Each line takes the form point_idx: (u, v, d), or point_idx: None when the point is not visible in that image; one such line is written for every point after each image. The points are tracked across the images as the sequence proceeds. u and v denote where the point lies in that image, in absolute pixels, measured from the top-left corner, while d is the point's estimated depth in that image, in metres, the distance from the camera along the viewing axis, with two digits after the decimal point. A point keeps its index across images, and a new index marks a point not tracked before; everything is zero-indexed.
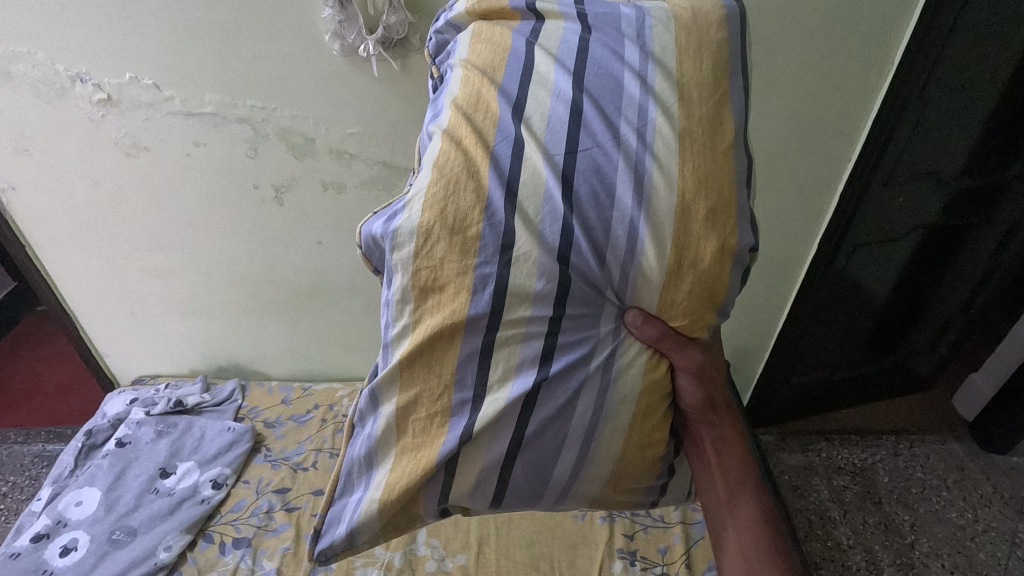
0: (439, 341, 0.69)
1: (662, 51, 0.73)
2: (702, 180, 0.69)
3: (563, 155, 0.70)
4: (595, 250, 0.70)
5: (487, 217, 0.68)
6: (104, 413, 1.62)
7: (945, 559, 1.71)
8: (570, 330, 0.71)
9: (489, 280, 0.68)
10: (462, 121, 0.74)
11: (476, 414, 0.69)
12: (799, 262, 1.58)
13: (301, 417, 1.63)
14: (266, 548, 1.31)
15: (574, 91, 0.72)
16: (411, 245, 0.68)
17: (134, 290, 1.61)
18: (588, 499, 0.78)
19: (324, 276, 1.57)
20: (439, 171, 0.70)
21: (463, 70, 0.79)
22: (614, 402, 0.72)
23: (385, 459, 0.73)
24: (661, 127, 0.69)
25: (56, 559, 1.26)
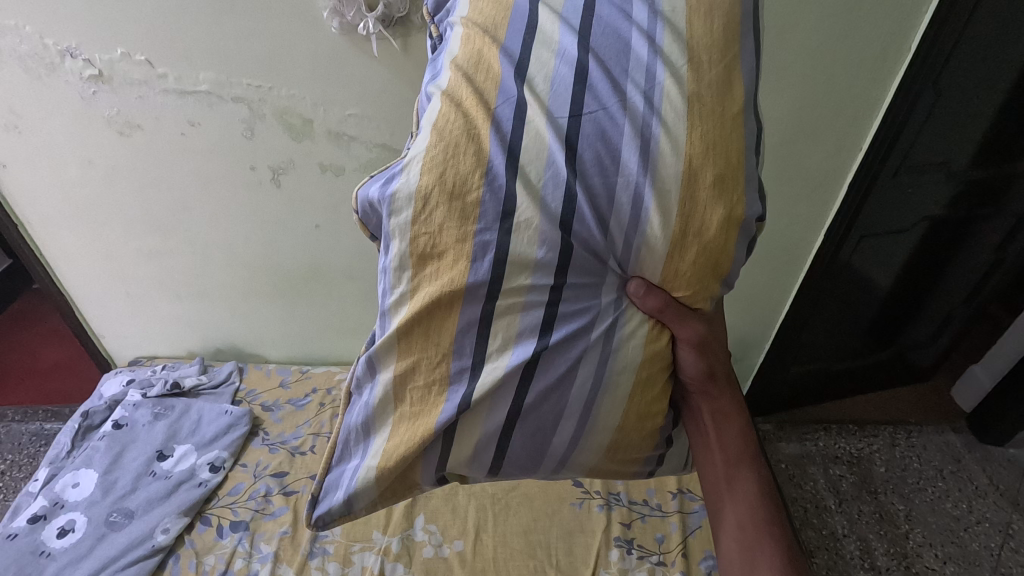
0: (437, 308, 0.68)
1: (672, 9, 0.69)
2: (711, 145, 0.66)
3: (568, 118, 0.67)
4: (598, 218, 0.68)
5: (487, 183, 0.66)
6: (100, 394, 1.61)
7: (939, 549, 1.72)
8: (571, 299, 0.69)
9: (489, 247, 0.66)
10: (462, 81, 0.71)
11: (475, 383, 0.68)
12: (805, 251, 1.56)
13: (300, 401, 1.62)
14: (263, 532, 1.31)
15: (580, 51, 0.69)
16: (409, 210, 0.67)
17: (129, 271, 1.59)
18: (586, 469, 0.77)
19: (323, 260, 1.55)
20: (438, 135, 0.68)
21: (463, 27, 0.76)
22: (614, 372, 0.70)
23: (383, 427, 0.73)
24: (669, 91, 0.66)
25: (54, 540, 1.26)
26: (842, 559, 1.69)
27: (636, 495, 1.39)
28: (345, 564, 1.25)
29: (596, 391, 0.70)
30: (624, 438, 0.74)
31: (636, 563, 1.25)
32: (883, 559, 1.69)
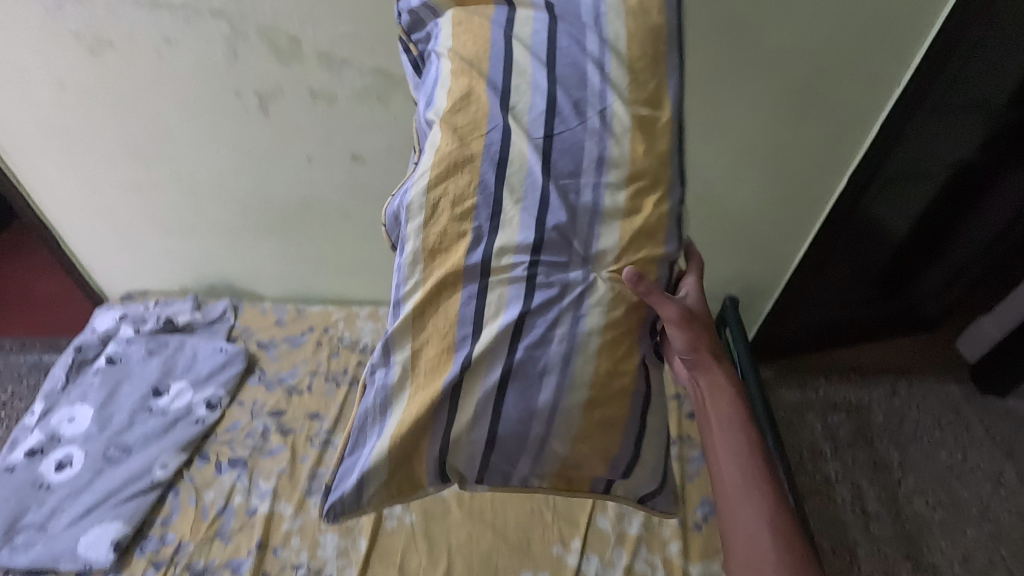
0: (444, 290, 0.70)
1: (615, 37, 0.75)
2: (650, 153, 0.73)
3: (541, 138, 0.73)
4: (565, 215, 0.72)
5: (483, 191, 0.71)
6: (93, 329, 1.58)
7: (930, 496, 1.75)
8: (548, 277, 0.71)
9: (482, 239, 0.70)
10: (457, 105, 0.74)
11: (477, 346, 0.68)
12: (825, 197, 1.47)
13: (296, 340, 1.59)
14: (261, 469, 1.31)
15: (549, 84, 0.74)
16: (421, 216, 0.72)
17: (113, 203, 1.52)
18: (566, 461, 0.72)
19: (316, 195, 1.47)
20: (440, 154, 0.73)
21: (449, 61, 0.78)
22: (582, 342, 0.70)
23: (400, 401, 0.70)
24: (618, 111, 0.73)
25: (52, 473, 1.27)
26: (834, 504, 1.72)
27: None
28: None
29: (562, 361, 0.69)
30: (599, 415, 0.71)
31: (632, 506, 1.25)
32: (873, 504, 1.72)
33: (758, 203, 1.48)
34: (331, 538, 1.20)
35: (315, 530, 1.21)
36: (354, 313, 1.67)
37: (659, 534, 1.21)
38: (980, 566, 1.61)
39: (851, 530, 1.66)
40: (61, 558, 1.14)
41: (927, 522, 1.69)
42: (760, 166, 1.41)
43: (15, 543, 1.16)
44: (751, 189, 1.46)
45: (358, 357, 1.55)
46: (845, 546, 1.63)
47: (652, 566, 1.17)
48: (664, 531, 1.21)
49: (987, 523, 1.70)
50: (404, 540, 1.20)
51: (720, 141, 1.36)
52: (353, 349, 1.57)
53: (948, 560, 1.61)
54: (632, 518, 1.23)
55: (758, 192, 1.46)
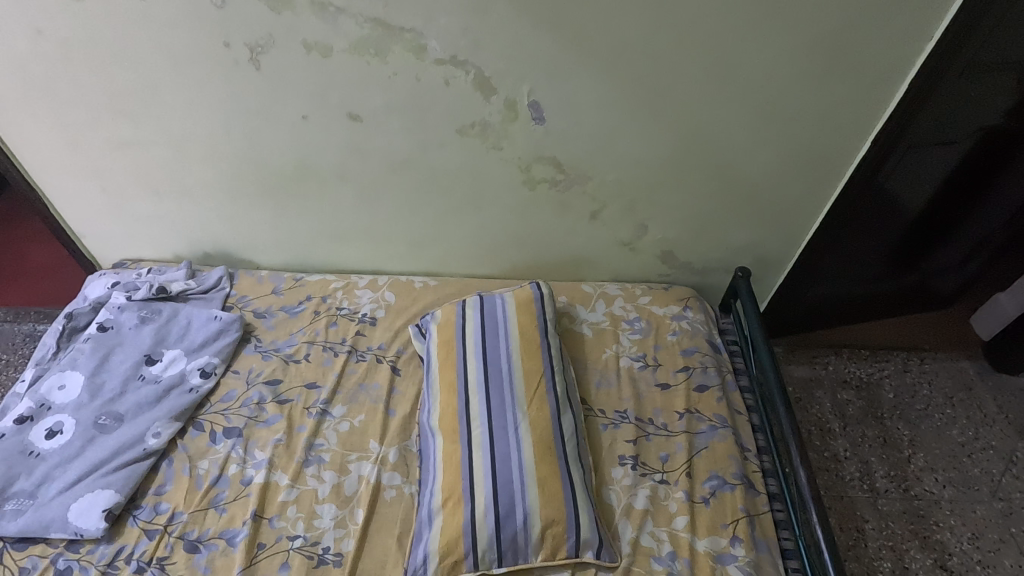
0: (451, 498, 1.12)
1: (509, 312, 1.39)
2: (538, 421, 1.21)
3: (485, 426, 1.20)
4: (505, 433, 1.18)
5: (467, 462, 1.15)
6: (85, 297, 1.53)
7: (940, 473, 1.69)
8: (499, 429, 1.19)
9: (468, 445, 1.18)
10: (448, 452, 1.18)
11: (473, 474, 1.13)
12: (845, 161, 1.40)
13: (294, 309, 1.55)
14: (256, 439, 1.28)
15: (481, 367, 1.29)
16: (437, 501, 1.12)
17: (103, 163, 1.47)
18: (551, 544, 1.09)
19: (313, 156, 1.43)
20: (445, 471, 1.16)
21: (438, 382, 1.29)
22: (524, 445, 1.17)
23: (434, 524, 1.10)
24: (514, 352, 1.32)
25: (43, 441, 1.23)
26: (841, 480, 1.67)
27: (643, 413, 1.34)
28: (341, 473, 1.22)
29: (518, 458, 1.15)
30: (537, 411, 1.22)
31: (639, 480, 1.22)
32: (882, 481, 1.67)
33: (775, 165, 1.42)
34: (328, 508, 1.17)
35: (312, 500, 1.18)
36: (353, 283, 1.62)
37: (666, 508, 1.18)
38: (990, 545, 1.54)
39: (858, 506, 1.61)
40: (51, 527, 1.11)
41: (937, 500, 1.63)
42: (779, 125, 1.33)
43: (4, 511, 1.13)
44: (769, 151, 1.38)
45: (356, 327, 1.50)
46: (851, 523, 1.58)
47: (658, 540, 1.13)
48: (671, 505, 1.18)
49: (998, 501, 1.63)
50: (404, 510, 1.17)
51: (736, 101, 1.29)
52: (351, 319, 1.52)
53: (957, 539, 1.55)
54: (638, 492, 1.20)
55: (776, 154, 1.39)
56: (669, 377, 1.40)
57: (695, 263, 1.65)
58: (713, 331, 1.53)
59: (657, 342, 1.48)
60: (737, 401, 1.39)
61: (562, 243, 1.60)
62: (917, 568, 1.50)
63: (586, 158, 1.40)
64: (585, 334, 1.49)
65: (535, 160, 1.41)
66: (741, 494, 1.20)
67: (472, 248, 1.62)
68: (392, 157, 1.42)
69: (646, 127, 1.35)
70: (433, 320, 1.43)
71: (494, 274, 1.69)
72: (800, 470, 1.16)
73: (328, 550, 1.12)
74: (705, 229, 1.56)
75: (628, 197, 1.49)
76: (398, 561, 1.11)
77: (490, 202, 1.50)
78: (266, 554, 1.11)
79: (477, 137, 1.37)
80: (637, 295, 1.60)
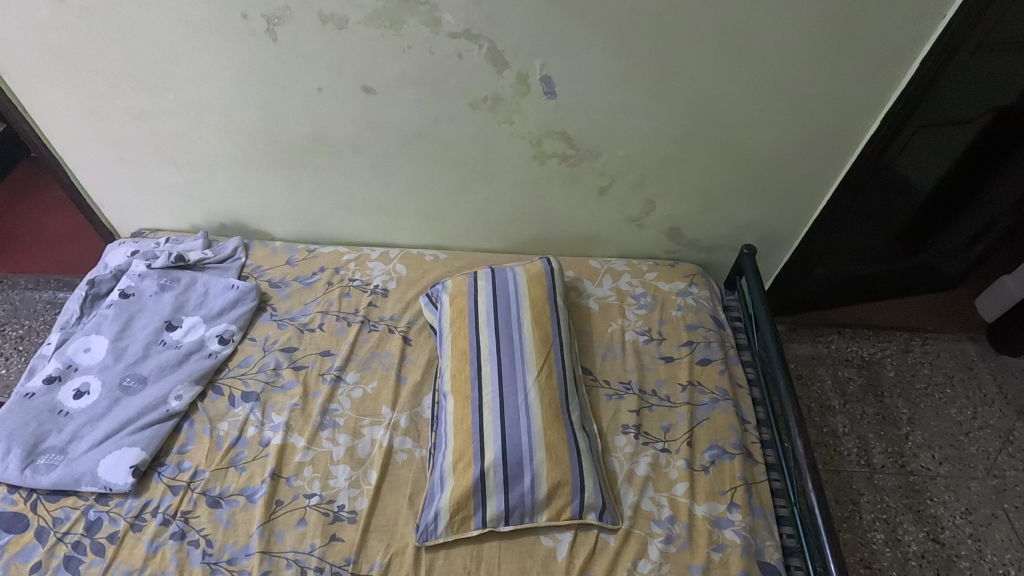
0: (462, 459, 1.17)
1: (520, 284, 1.43)
2: (547, 390, 1.25)
3: (496, 392, 1.24)
4: (515, 400, 1.22)
5: (478, 427, 1.20)
6: (105, 265, 1.58)
7: (937, 450, 1.73)
8: (508, 396, 1.23)
9: (479, 412, 1.22)
10: (459, 419, 1.22)
11: (484, 434, 1.18)
12: (854, 140, 1.41)
13: (307, 280, 1.58)
14: (274, 403, 1.33)
15: (492, 336, 1.33)
16: (448, 461, 1.18)
17: (121, 133, 1.50)
18: (557, 504, 1.14)
19: (327, 129, 1.45)
20: (456, 437, 1.20)
21: (450, 351, 1.33)
22: (532, 411, 1.21)
23: (446, 484, 1.15)
24: (524, 322, 1.35)
25: (71, 400, 1.29)
26: (839, 455, 1.71)
27: (647, 385, 1.37)
28: (355, 436, 1.27)
29: (527, 423, 1.19)
30: (546, 379, 1.26)
31: (641, 448, 1.26)
32: (879, 457, 1.70)
33: (784, 143, 1.42)
34: (343, 469, 1.22)
35: (327, 461, 1.24)
36: (365, 255, 1.66)
37: (667, 475, 1.22)
38: (983, 519, 1.59)
39: (855, 480, 1.66)
40: (82, 481, 1.17)
41: (932, 475, 1.67)
42: (789, 103, 1.34)
43: (37, 464, 1.18)
44: (778, 129, 1.39)
45: (369, 298, 1.54)
46: (847, 496, 1.63)
47: (658, 504, 1.18)
48: (671, 473, 1.23)
49: (992, 478, 1.67)
50: (415, 471, 1.23)
51: (748, 77, 1.30)
52: (364, 289, 1.56)
53: (950, 513, 1.60)
54: (640, 459, 1.25)
55: (785, 133, 1.40)
56: (673, 350, 1.44)
57: (702, 240, 1.67)
58: (718, 308, 1.56)
59: (662, 317, 1.51)
60: (738, 374, 1.42)
61: (570, 218, 1.62)
62: (909, 540, 1.54)
63: (597, 133, 1.42)
64: (592, 308, 1.53)
65: (545, 135, 1.43)
66: (740, 464, 1.24)
67: (482, 222, 1.65)
68: (404, 130, 1.44)
69: (657, 102, 1.35)
70: (443, 291, 1.46)
71: (503, 248, 1.72)
72: (798, 441, 1.20)
73: (343, 508, 1.17)
74: (713, 206, 1.58)
75: (637, 173, 1.50)
76: (410, 518, 1.16)
77: (501, 176, 1.52)
78: (284, 510, 1.17)
79: (489, 112, 1.38)
80: (643, 271, 1.62)
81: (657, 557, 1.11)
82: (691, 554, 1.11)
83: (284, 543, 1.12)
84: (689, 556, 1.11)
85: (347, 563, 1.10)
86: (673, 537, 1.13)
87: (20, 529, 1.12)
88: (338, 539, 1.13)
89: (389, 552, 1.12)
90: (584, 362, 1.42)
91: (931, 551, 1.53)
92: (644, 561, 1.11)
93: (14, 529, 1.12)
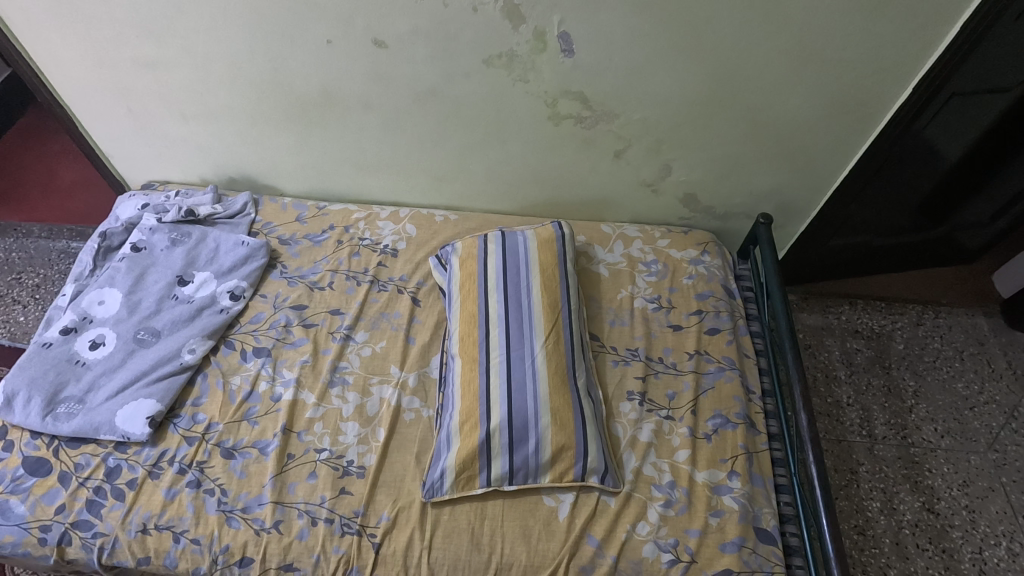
0: (468, 421, 1.19)
1: (530, 248, 1.42)
2: (553, 354, 1.26)
3: (503, 357, 1.25)
4: (522, 365, 1.24)
5: (484, 392, 1.21)
6: (117, 217, 1.58)
7: (940, 423, 1.73)
8: (516, 358, 1.25)
9: (485, 375, 1.23)
10: (467, 380, 1.24)
11: (490, 403, 1.20)
12: (883, 107, 1.35)
13: (317, 237, 1.58)
14: (285, 359, 1.35)
15: (501, 300, 1.33)
16: (455, 423, 1.20)
17: (127, 83, 1.47)
18: (559, 469, 1.16)
19: (337, 83, 1.41)
20: (462, 400, 1.22)
21: (459, 313, 1.34)
22: (538, 377, 1.22)
23: (452, 446, 1.17)
24: (533, 287, 1.35)
25: (87, 351, 1.32)
26: (841, 425, 1.72)
27: (653, 353, 1.38)
28: (364, 395, 1.30)
29: (533, 388, 1.21)
30: (553, 345, 1.27)
31: (645, 415, 1.28)
32: (881, 428, 1.72)
33: (809, 109, 1.37)
34: (352, 426, 1.25)
35: (336, 418, 1.26)
36: (375, 214, 1.64)
37: (669, 442, 1.24)
38: (979, 492, 1.61)
39: (855, 450, 1.67)
40: (101, 429, 1.20)
41: (933, 448, 1.68)
42: (818, 67, 1.28)
43: (57, 413, 1.22)
44: (804, 94, 1.34)
45: (378, 258, 1.54)
46: (846, 465, 1.65)
47: (660, 470, 1.20)
48: (674, 439, 1.24)
49: (993, 452, 1.68)
50: (422, 430, 1.25)
51: (776, 39, 1.24)
52: (373, 249, 1.56)
53: (947, 485, 1.62)
54: (643, 425, 1.26)
55: (811, 98, 1.35)
56: (682, 319, 1.43)
57: (717, 207, 1.64)
58: (729, 277, 1.54)
59: (673, 285, 1.50)
60: (746, 344, 1.42)
61: (583, 181, 1.59)
62: (904, 509, 1.57)
63: (614, 94, 1.37)
64: (602, 274, 1.51)
65: (561, 95, 1.38)
66: (742, 433, 1.25)
67: (494, 183, 1.62)
68: (415, 86, 1.40)
69: (679, 63, 1.30)
70: (453, 253, 1.45)
71: (514, 211, 1.70)
72: (802, 413, 1.20)
73: (352, 464, 1.20)
74: (731, 173, 1.54)
75: (654, 137, 1.46)
76: (416, 475, 1.20)
77: (514, 136, 1.49)
78: (296, 464, 1.20)
79: (504, 69, 1.34)
80: (656, 238, 1.60)
81: (655, 520, 1.14)
82: (689, 518, 1.14)
83: (296, 495, 1.16)
84: (687, 520, 1.14)
85: (355, 515, 1.14)
86: (673, 502, 1.16)
87: (44, 473, 1.17)
88: (347, 493, 1.17)
89: (397, 507, 1.15)
90: (592, 328, 1.42)
91: (925, 521, 1.56)
92: (643, 523, 1.14)
93: (38, 473, 1.17)
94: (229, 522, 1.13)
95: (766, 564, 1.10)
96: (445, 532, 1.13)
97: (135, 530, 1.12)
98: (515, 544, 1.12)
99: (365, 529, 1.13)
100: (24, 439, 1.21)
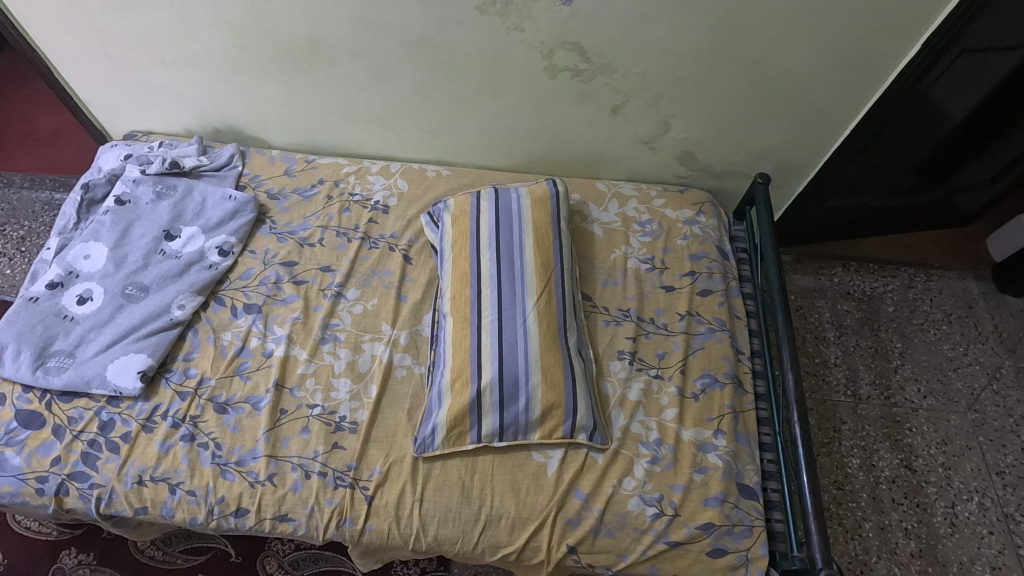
0: (458, 379, 1.19)
1: (523, 206, 1.39)
2: (546, 312, 1.26)
3: (494, 314, 1.25)
4: (512, 326, 1.24)
5: (475, 352, 1.21)
6: (99, 168, 1.55)
7: (923, 384, 1.76)
8: (507, 316, 1.25)
9: (475, 333, 1.23)
10: (459, 338, 1.24)
11: (481, 364, 1.20)
12: (890, 63, 1.31)
13: (306, 192, 1.55)
14: (276, 316, 1.34)
15: (493, 258, 1.32)
16: (447, 382, 1.20)
17: (104, 26, 1.41)
18: (548, 428, 1.18)
19: (323, 29, 1.35)
20: (454, 358, 1.22)
21: (452, 271, 1.33)
22: (528, 337, 1.22)
23: (443, 405, 1.19)
24: (525, 246, 1.33)
25: (75, 306, 1.30)
26: (827, 385, 1.75)
27: (645, 314, 1.38)
28: (356, 351, 1.30)
29: (523, 347, 1.22)
30: (545, 305, 1.27)
31: (634, 374, 1.29)
32: (866, 388, 1.75)
33: (814, 65, 1.32)
34: (344, 382, 1.26)
35: (329, 374, 1.27)
36: (365, 169, 1.61)
37: (658, 401, 1.26)
38: (956, 450, 1.65)
39: (839, 410, 1.71)
40: (93, 383, 1.21)
41: (915, 408, 1.72)
42: (826, 20, 1.23)
43: (47, 366, 1.22)
44: (809, 49, 1.29)
45: (369, 214, 1.51)
46: (829, 423, 1.69)
47: (647, 427, 1.23)
48: (662, 399, 1.26)
49: (973, 412, 1.72)
50: (414, 387, 1.26)
51: None
52: (364, 205, 1.53)
53: (926, 443, 1.66)
54: (632, 384, 1.28)
55: (816, 53, 1.30)
56: (674, 281, 1.43)
57: (714, 166, 1.61)
58: (724, 238, 1.53)
59: (667, 245, 1.48)
60: (738, 306, 1.42)
61: (579, 137, 1.55)
62: (883, 466, 1.62)
63: (612, 46, 1.32)
64: (596, 233, 1.50)
65: (557, 46, 1.33)
66: (729, 393, 1.27)
67: (487, 138, 1.58)
68: (405, 34, 1.34)
69: (680, 14, 1.25)
70: (445, 211, 1.43)
71: (509, 166, 1.66)
72: (788, 373, 1.21)
73: (344, 419, 1.22)
74: (730, 131, 1.50)
75: (653, 92, 1.42)
76: (408, 430, 1.21)
77: (508, 89, 1.44)
78: (288, 419, 1.21)
79: (498, 17, 1.28)
80: (651, 197, 1.57)
81: (641, 476, 1.17)
82: (674, 474, 1.17)
83: (289, 449, 1.18)
84: (672, 476, 1.17)
85: (349, 469, 1.17)
86: (659, 458, 1.19)
87: (38, 425, 1.18)
88: (339, 447, 1.19)
89: (388, 461, 1.18)
90: (584, 289, 1.41)
91: (902, 477, 1.61)
92: (629, 479, 1.17)
93: (32, 426, 1.18)
94: (223, 474, 1.15)
95: (746, 518, 1.14)
96: (436, 485, 1.16)
97: (131, 481, 1.14)
98: (504, 497, 1.15)
99: (358, 482, 1.16)
100: (16, 392, 1.21)
